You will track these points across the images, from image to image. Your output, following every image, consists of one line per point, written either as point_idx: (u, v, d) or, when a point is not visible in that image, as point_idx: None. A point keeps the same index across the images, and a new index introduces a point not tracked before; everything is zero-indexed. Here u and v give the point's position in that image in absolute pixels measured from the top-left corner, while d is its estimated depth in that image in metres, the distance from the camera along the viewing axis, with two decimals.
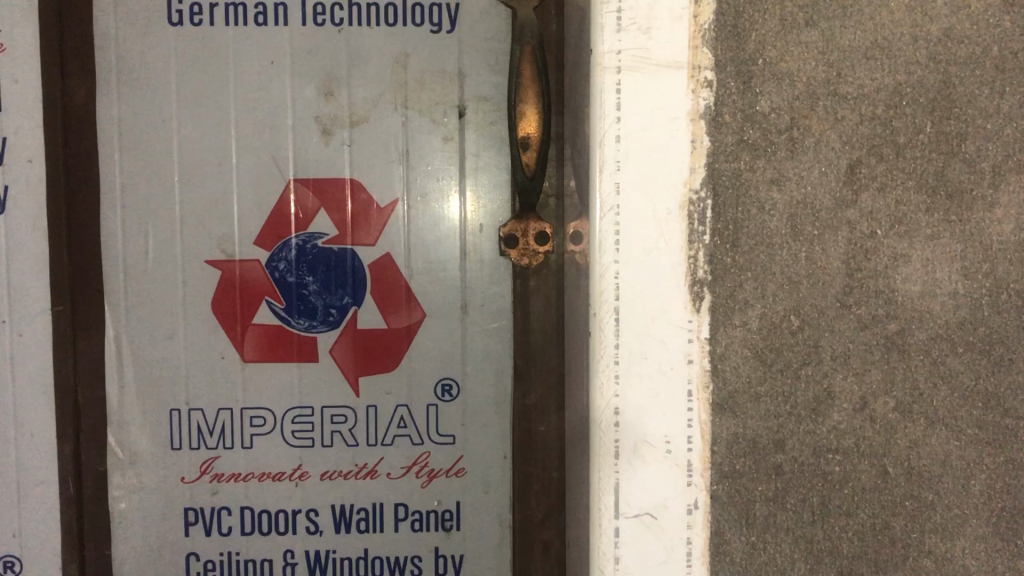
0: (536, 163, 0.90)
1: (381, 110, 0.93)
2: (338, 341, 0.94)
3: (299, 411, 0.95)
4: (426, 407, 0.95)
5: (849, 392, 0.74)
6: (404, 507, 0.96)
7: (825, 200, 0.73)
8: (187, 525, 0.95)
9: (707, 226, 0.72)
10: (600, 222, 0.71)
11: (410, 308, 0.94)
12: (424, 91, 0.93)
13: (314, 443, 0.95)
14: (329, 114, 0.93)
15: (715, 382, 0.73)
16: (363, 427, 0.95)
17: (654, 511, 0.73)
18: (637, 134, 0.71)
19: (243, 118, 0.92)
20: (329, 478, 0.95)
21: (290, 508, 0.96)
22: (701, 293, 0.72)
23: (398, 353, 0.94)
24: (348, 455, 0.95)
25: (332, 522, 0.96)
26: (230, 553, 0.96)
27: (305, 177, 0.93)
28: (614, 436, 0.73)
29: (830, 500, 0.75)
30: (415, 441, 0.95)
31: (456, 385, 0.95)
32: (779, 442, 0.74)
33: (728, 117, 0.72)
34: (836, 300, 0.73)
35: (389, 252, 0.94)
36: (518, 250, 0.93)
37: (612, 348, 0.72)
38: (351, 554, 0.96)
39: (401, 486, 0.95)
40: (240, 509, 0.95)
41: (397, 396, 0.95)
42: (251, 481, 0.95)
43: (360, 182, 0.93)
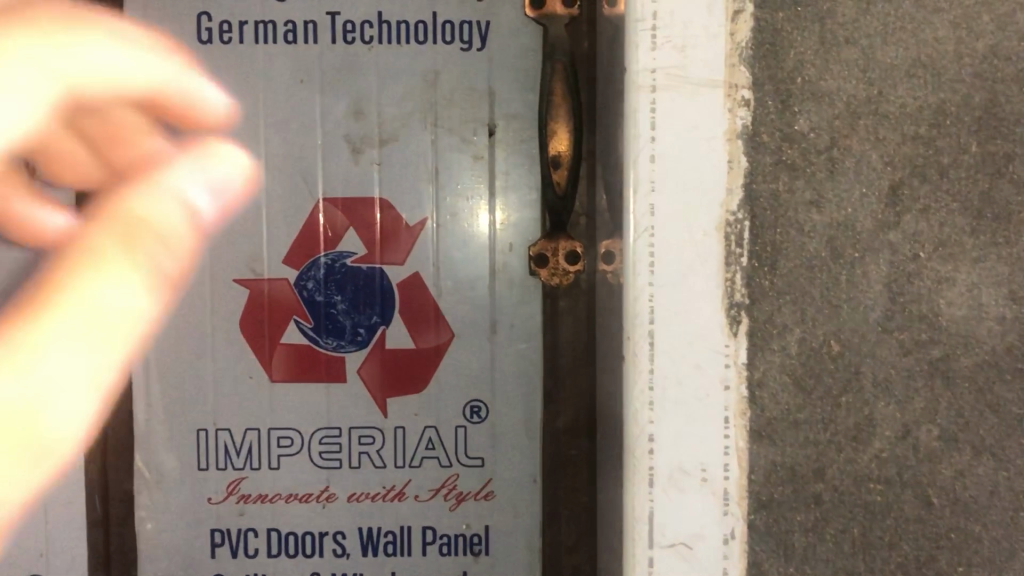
0: (566, 181, 0.95)
1: (411, 128, 0.99)
2: (366, 361, 1.00)
3: (328, 432, 1.00)
4: (455, 429, 1.00)
5: (892, 419, 0.72)
6: (432, 530, 1.01)
7: (866, 221, 0.70)
8: (213, 547, 1.01)
9: (745, 248, 0.70)
10: (634, 243, 0.70)
11: (438, 329, 0.99)
12: (454, 109, 0.98)
13: (341, 464, 1.00)
14: (358, 134, 0.99)
15: (753, 409, 0.71)
16: (391, 449, 1.00)
17: (690, 541, 0.71)
18: (672, 154, 0.69)
19: (272, 138, 0.99)
20: (356, 500, 1.01)
21: (317, 530, 1.01)
22: (738, 316, 0.70)
23: (425, 371, 1.00)
24: (376, 476, 1.00)
25: (359, 545, 1.01)
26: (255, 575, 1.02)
27: (334, 197, 0.99)
28: (649, 464, 0.70)
29: (871, 531, 0.72)
30: (444, 462, 1.00)
31: (485, 407, 1.00)
32: (819, 470, 0.72)
33: (766, 137, 0.70)
34: (877, 324, 0.71)
35: (418, 273, 1.00)
36: (549, 270, 0.96)
37: (647, 372, 0.70)
38: None
39: (429, 508, 1.01)
40: (267, 531, 1.01)
41: (426, 416, 1.00)
42: (278, 502, 1.01)
43: (391, 204, 0.99)
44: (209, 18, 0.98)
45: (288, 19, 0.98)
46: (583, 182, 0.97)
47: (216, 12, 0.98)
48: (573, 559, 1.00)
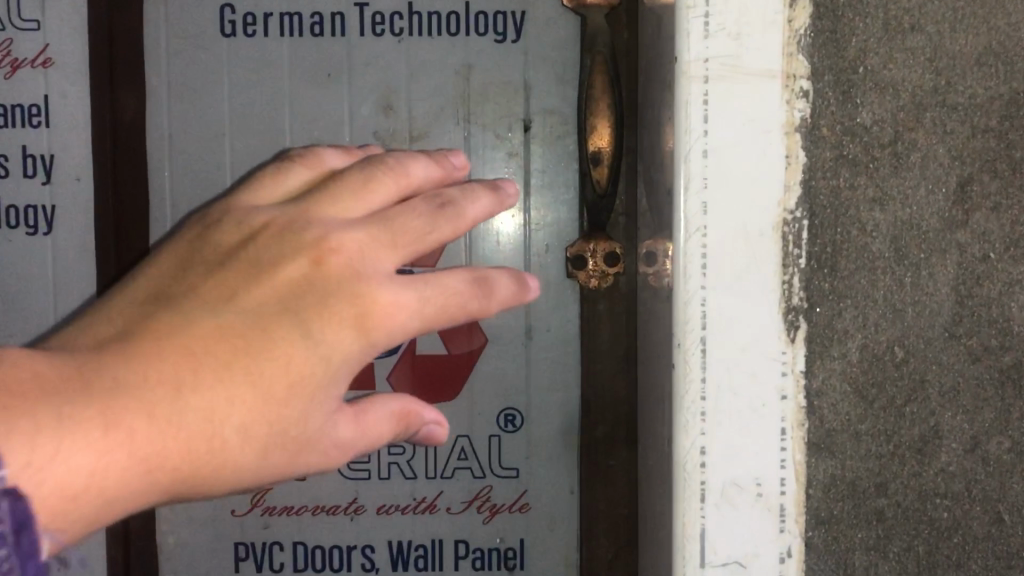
0: (607, 179, 0.93)
1: (442, 124, 0.95)
2: (397, 368, 0.96)
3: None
4: (488, 438, 0.97)
5: (960, 430, 0.68)
6: (464, 544, 0.98)
7: (932, 219, 0.67)
8: (237, 561, 0.99)
9: (804, 249, 0.66)
10: (685, 244, 0.65)
11: (471, 335, 0.96)
12: (487, 104, 0.95)
13: (371, 475, 0.98)
14: (388, 130, 0.95)
15: (812, 421, 0.67)
16: (422, 459, 0.97)
17: (744, 560, 0.67)
18: (726, 149, 0.65)
19: (297, 136, 0.96)
20: (386, 512, 0.98)
21: (345, 544, 0.98)
22: (797, 321, 0.66)
23: (458, 378, 0.97)
24: (406, 488, 0.98)
25: (389, 559, 0.98)
26: None
27: None
28: (701, 479, 0.66)
29: (938, 550, 0.69)
30: (477, 473, 0.97)
31: (520, 416, 0.97)
32: (882, 485, 0.68)
33: (826, 131, 0.66)
34: (943, 329, 0.67)
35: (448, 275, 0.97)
36: (589, 272, 0.94)
37: (698, 381, 0.66)
38: None
39: (461, 520, 0.98)
40: (293, 544, 0.98)
41: (458, 425, 0.97)
42: (305, 514, 0.98)
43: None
44: (233, 11, 0.95)
45: (315, 11, 0.95)
46: (623, 180, 0.94)
47: (241, 4, 0.95)
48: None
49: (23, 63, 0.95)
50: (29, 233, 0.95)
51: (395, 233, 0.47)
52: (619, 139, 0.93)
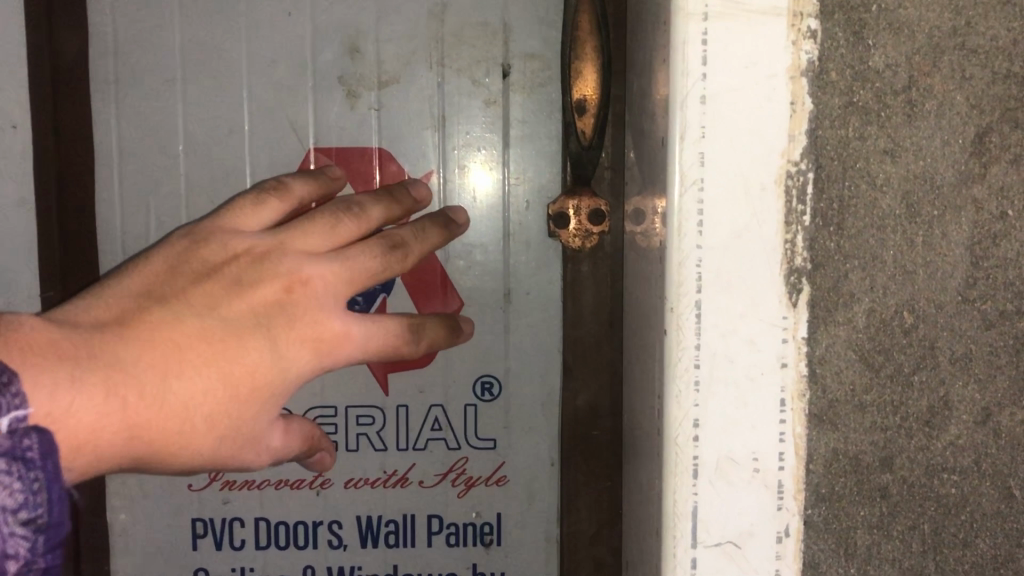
0: (592, 130, 0.86)
1: (414, 69, 0.89)
2: None
3: (321, 411, 0.92)
4: (464, 407, 0.92)
5: (970, 402, 0.63)
6: (438, 519, 0.93)
7: (947, 173, 0.61)
8: (195, 538, 0.93)
9: (808, 204, 0.60)
10: (680, 198, 0.59)
11: (446, 299, 0.91)
12: (463, 47, 0.89)
13: (338, 447, 0.92)
14: (354, 75, 0.89)
15: (813, 391, 0.62)
16: (393, 430, 0.92)
17: (739, 540, 0.62)
18: (726, 95, 0.59)
19: (256, 82, 0.89)
20: (354, 486, 0.93)
21: (311, 519, 0.93)
22: (799, 284, 0.61)
23: None
24: (375, 460, 0.93)
25: (357, 536, 0.93)
26: (242, 569, 0.94)
27: (329, 146, 0.90)
28: (693, 454, 0.61)
29: (944, 528, 0.64)
30: (451, 445, 0.92)
31: (497, 384, 0.92)
32: (887, 460, 0.63)
33: (835, 75, 0.60)
34: (956, 293, 0.62)
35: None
36: (572, 231, 0.89)
37: (692, 348, 0.60)
38: (379, 571, 0.94)
39: (434, 494, 0.93)
40: (254, 520, 0.93)
41: (431, 393, 0.92)
42: (267, 489, 0.92)
43: (391, 155, 0.90)
44: None
45: None
46: (610, 132, 0.88)
47: None
48: (594, 550, 0.93)
49: None
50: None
51: (355, 270, 0.60)
52: (606, 86, 0.86)
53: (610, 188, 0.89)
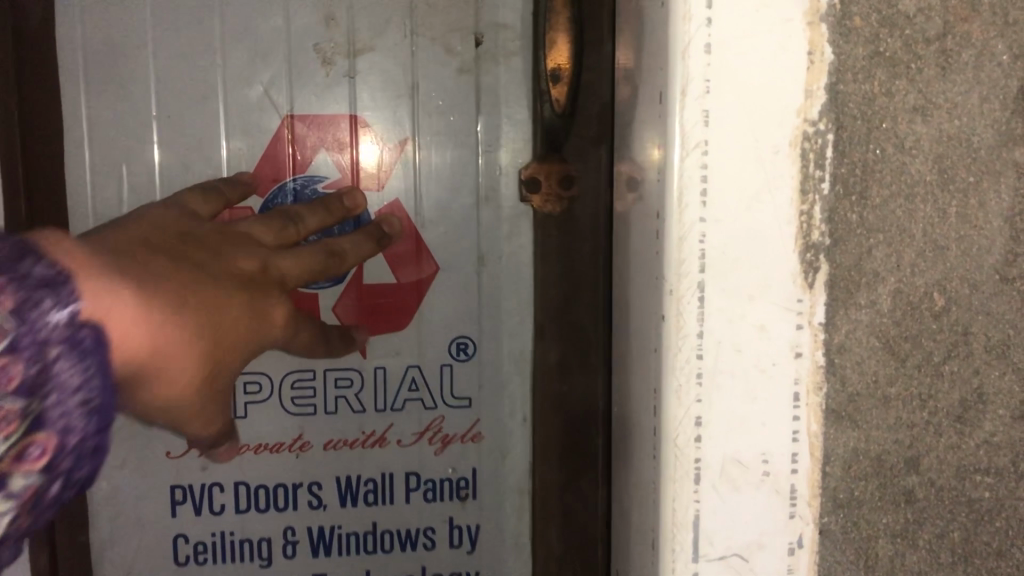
0: (566, 98, 0.79)
1: (389, 33, 0.80)
2: (343, 299, 0.83)
3: (300, 373, 0.83)
4: (442, 367, 0.85)
5: (1007, 394, 0.56)
6: (416, 475, 0.86)
7: (985, 135, 0.54)
8: (174, 505, 0.84)
9: (827, 170, 0.52)
10: (681, 164, 0.51)
11: (422, 261, 0.83)
12: (436, 15, 0.81)
13: (315, 411, 0.84)
14: (329, 42, 0.80)
15: (831, 383, 0.54)
16: (372, 391, 0.84)
17: (746, 552, 0.55)
18: (733, 43, 0.50)
19: (231, 49, 0.80)
20: (333, 448, 0.85)
21: (290, 481, 0.85)
22: (816, 262, 0.53)
23: (408, 310, 0.84)
24: (346, 442, 0.85)
25: (336, 496, 0.86)
26: (223, 533, 0.85)
27: (305, 114, 0.81)
28: (695, 455, 0.53)
29: (976, 535, 0.57)
30: (429, 405, 0.85)
31: (473, 344, 0.85)
32: (913, 461, 0.56)
33: (858, 21, 0.52)
34: (994, 272, 0.55)
35: (397, 199, 0.82)
36: (542, 196, 0.82)
37: (694, 336, 0.52)
38: (358, 530, 0.87)
39: (413, 454, 0.86)
40: (234, 484, 0.85)
41: (407, 354, 0.84)
42: (245, 454, 0.84)
43: (366, 119, 0.81)
44: None
45: None
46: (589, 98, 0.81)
47: None
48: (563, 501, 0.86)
49: None
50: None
51: (307, 267, 0.68)
52: (581, 53, 0.78)
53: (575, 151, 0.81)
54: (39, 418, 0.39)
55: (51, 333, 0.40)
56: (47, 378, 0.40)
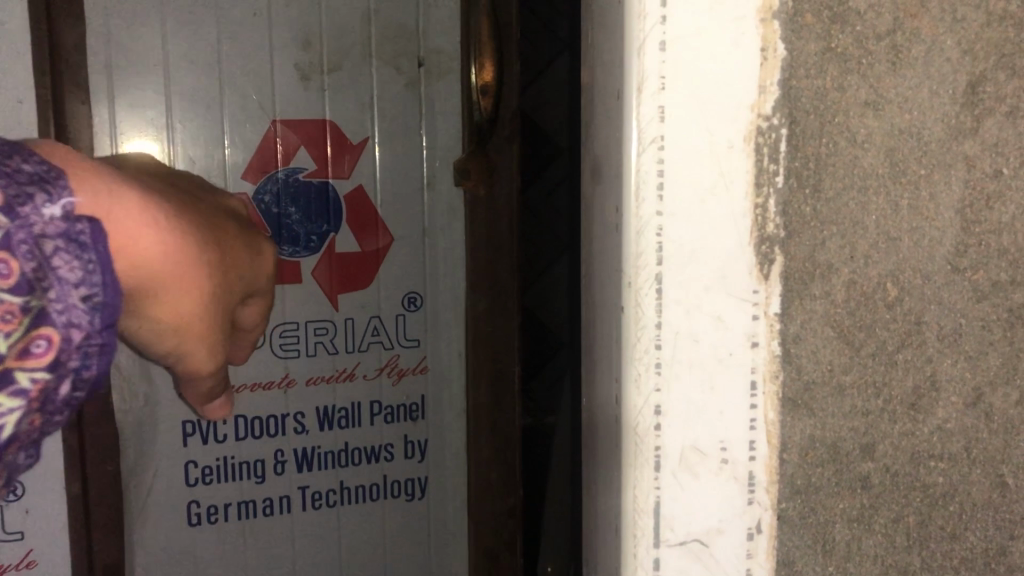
0: None
1: (354, 62, 1.13)
2: (319, 263, 1.15)
3: (285, 326, 1.14)
4: (395, 316, 1.19)
5: (960, 381, 0.58)
6: (378, 403, 1.20)
7: (935, 128, 0.55)
8: (185, 436, 1.11)
9: (781, 163, 0.54)
10: (638, 159, 0.51)
11: (379, 233, 1.17)
12: (387, 44, 1.15)
13: (300, 353, 1.15)
14: (306, 62, 1.11)
15: (787, 372, 0.56)
16: (342, 337, 1.17)
17: (705, 538, 0.56)
18: (688, 39, 0.51)
19: (235, 72, 1.08)
20: (313, 383, 1.16)
21: (281, 411, 1.15)
22: (771, 254, 0.54)
23: (369, 269, 1.17)
24: (328, 363, 1.17)
25: (316, 421, 1.17)
26: (226, 457, 1.13)
27: (284, 116, 1.11)
28: (655, 444, 0.54)
29: (930, 519, 0.59)
30: (386, 345, 1.19)
31: (419, 297, 1.20)
32: (868, 447, 0.57)
33: (809, 18, 0.53)
34: (946, 262, 0.56)
35: (360, 183, 1.16)
36: None
37: (652, 326, 0.53)
38: (335, 447, 1.18)
39: (374, 385, 1.19)
40: (234, 418, 1.13)
41: (370, 308, 1.18)
42: (243, 392, 1.13)
43: (338, 126, 1.14)
44: None
45: None
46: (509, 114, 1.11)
47: None
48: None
49: None
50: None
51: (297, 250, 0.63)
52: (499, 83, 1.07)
53: None
54: (43, 314, 0.36)
55: (45, 226, 0.36)
56: (46, 270, 0.36)
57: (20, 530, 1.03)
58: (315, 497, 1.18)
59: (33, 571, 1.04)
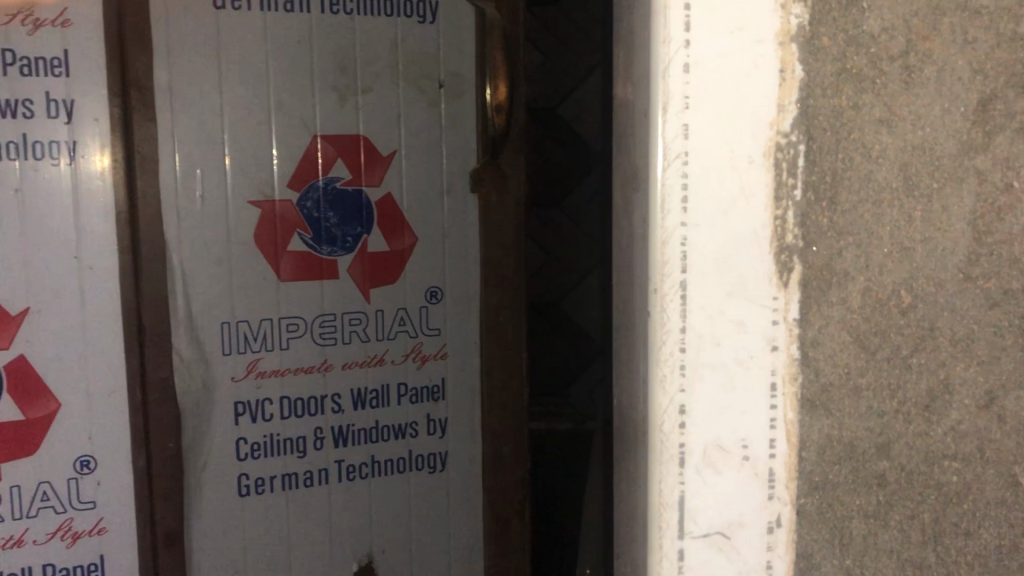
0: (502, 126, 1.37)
1: (384, 85, 1.31)
2: (355, 262, 1.33)
3: (325, 318, 1.32)
4: (419, 308, 1.37)
5: (973, 384, 0.61)
6: (404, 386, 1.38)
7: (947, 144, 0.58)
8: (236, 416, 1.28)
9: (800, 178, 0.57)
10: (663, 173, 0.55)
11: (405, 236, 1.35)
12: (418, 66, 1.33)
13: (338, 340, 1.33)
14: (344, 84, 1.29)
15: (806, 375, 0.59)
16: (374, 326, 1.35)
17: (728, 530, 0.59)
18: (710, 63, 0.55)
19: (284, 93, 1.26)
20: (349, 367, 1.34)
21: (320, 394, 1.33)
22: (790, 263, 0.58)
23: (396, 267, 1.35)
24: (360, 349, 1.34)
25: (351, 402, 1.35)
26: (272, 434, 1.31)
27: (327, 133, 1.29)
28: (679, 441, 0.58)
29: (945, 517, 0.62)
30: (412, 334, 1.37)
31: (440, 292, 1.38)
32: (883, 446, 0.60)
33: (826, 41, 0.57)
34: (958, 270, 0.59)
35: (389, 192, 1.34)
36: (484, 191, 1.39)
37: (677, 330, 0.57)
38: (366, 425, 1.37)
39: (401, 368, 1.37)
40: (279, 398, 1.30)
41: (397, 301, 1.36)
42: (287, 374, 1.30)
43: (370, 138, 1.31)
44: None
45: None
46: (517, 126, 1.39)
47: None
48: (502, 398, 1.44)
49: (44, 22, 1.13)
50: (53, 163, 1.15)
51: None
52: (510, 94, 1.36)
53: (508, 160, 1.39)
54: None
55: None
56: None
57: (93, 500, 1.22)
58: (350, 470, 1.37)
59: (103, 537, 1.23)
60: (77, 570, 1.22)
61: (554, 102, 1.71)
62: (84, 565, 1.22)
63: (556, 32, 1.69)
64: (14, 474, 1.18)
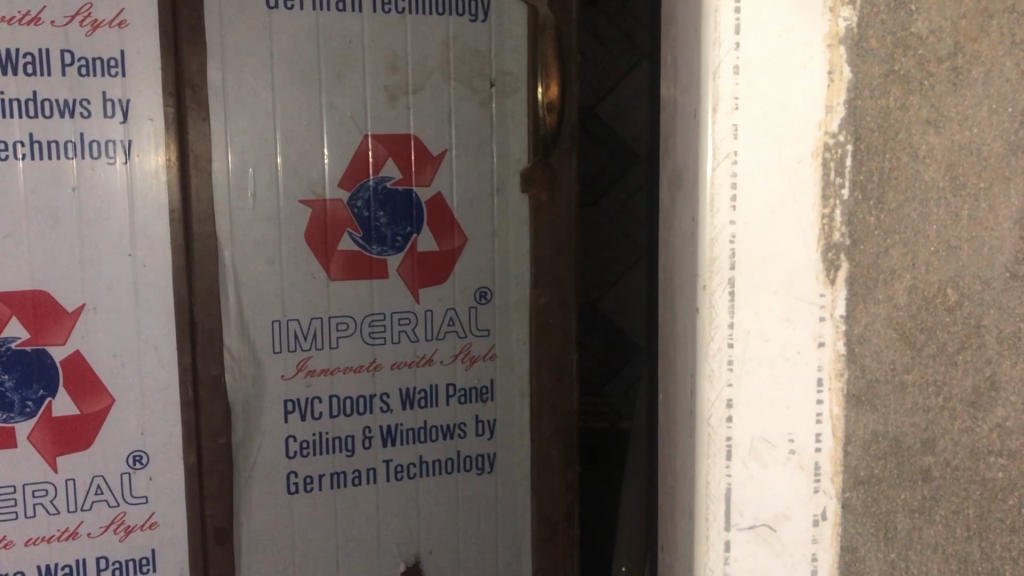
0: (553, 124, 1.38)
1: (433, 83, 1.34)
2: (404, 261, 1.35)
3: (374, 317, 1.34)
4: (468, 309, 1.39)
5: (1018, 382, 0.62)
6: (452, 386, 1.40)
7: (994, 144, 0.59)
8: (286, 413, 1.32)
9: (847, 177, 0.58)
10: (713, 173, 0.57)
11: (453, 236, 1.38)
12: (463, 67, 1.35)
13: (386, 340, 1.35)
14: (394, 84, 1.31)
15: (852, 370, 0.60)
16: (423, 326, 1.37)
17: (773, 523, 0.60)
18: (760, 65, 0.56)
19: (334, 93, 1.28)
20: (397, 367, 1.37)
21: (368, 393, 1.36)
22: (837, 261, 0.59)
23: (445, 268, 1.37)
24: (409, 348, 1.37)
25: (400, 402, 1.38)
26: (321, 433, 1.34)
27: (378, 134, 1.31)
28: (726, 434, 0.59)
29: (990, 512, 0.63)
30: (460, 334, 1.39)
31: (489, 291, 1.40)
32: (929, 442, 0.61)
33: (874, 42, 0.58)
34: (1005, 269, 0.60)
35: (439, 193, 1.36)
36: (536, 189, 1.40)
37: (725, 326, 0.58)
38: (414, 424, 1.39)
39: (449, 368, 1.40)
40: (328, 397, 1.33)
41: (446, 301, 1.38)
42: (337, 373, 1.33)
43: (421, 139, 1.34)
44: None
45: None
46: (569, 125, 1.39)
47: None
48: (551, 400, 1.44)
49: (102, 23, 1.18)
50: (109, 162, 1.20)
51: None
52: (563, 93, 1.37)
53: (558, 159, 1.40)
54: None
55: None
56: None
57: (145, 496, 1.26)
58: (397, 470, 1.39)
59: (154, 532, 1.27)
60: (129, 563, 1.26)
61: (594, 100, 1.74)
62: (136, 559, 1.27)
63: (598, 35, 1.73)
64: (71, 467, 1.23)
